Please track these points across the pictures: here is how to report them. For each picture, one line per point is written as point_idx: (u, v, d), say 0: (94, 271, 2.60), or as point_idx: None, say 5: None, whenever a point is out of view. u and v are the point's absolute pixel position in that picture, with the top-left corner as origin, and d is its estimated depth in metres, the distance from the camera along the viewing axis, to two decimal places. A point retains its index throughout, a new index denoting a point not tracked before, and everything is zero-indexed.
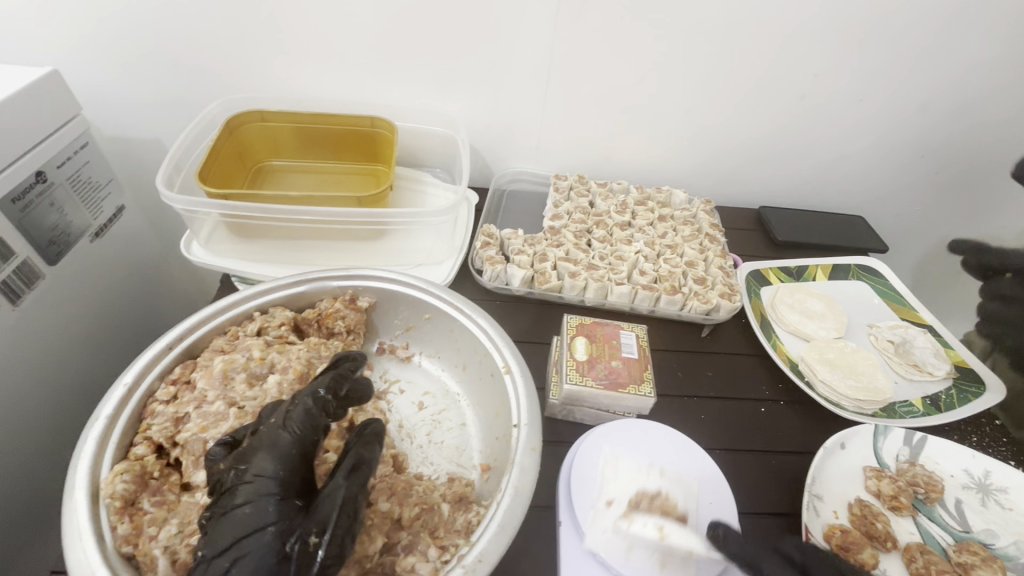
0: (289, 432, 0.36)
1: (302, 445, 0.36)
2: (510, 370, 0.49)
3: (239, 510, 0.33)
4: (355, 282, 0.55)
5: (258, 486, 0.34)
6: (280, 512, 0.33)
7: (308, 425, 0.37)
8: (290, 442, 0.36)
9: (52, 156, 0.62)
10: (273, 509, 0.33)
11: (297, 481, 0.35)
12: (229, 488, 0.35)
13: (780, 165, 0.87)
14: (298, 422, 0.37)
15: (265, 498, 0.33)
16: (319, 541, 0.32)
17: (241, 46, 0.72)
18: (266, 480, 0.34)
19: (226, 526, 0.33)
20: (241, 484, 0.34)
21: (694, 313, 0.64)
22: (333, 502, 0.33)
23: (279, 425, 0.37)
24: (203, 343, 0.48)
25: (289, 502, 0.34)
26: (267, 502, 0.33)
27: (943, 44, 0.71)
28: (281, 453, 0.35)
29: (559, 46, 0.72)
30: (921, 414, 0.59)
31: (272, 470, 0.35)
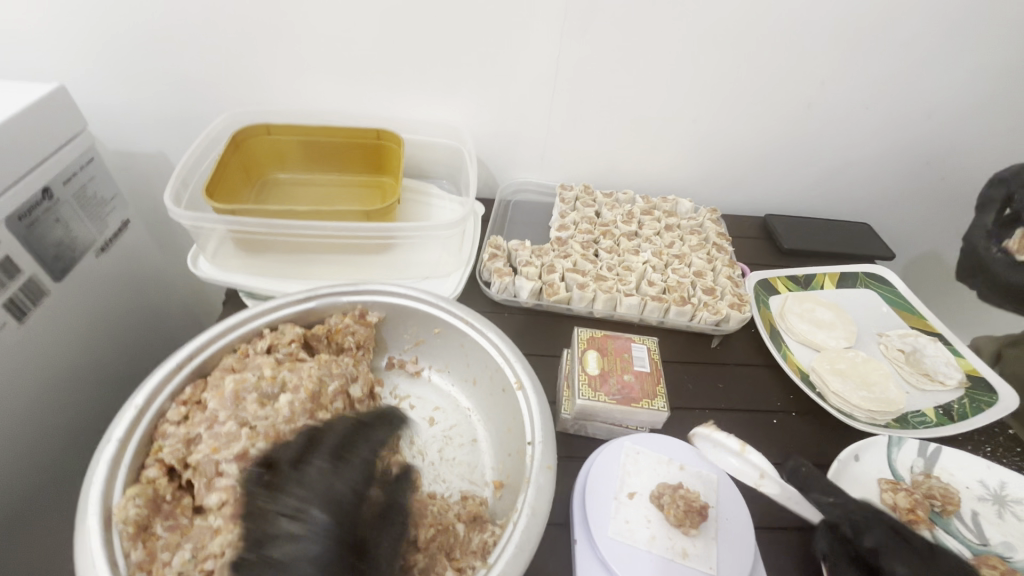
0: (347, 480, 0.37)
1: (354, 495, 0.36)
2: (522, 386, 0.48)
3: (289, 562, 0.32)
4: (364, 297, 0.55)
5: (310, 537, 0.33)
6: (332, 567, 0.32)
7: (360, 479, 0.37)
8: (343, 491, 0.36)
9: (58, 172, 0.62)
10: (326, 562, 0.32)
11: (348, 535, 0.34)
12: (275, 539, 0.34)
13: (785, 173, 0.86)
14: (353, 474, 0.37)
15: (316, 548, 0.33)
16: None
17: (248, 61, 0.72)
18: (320, 533, 0.33)
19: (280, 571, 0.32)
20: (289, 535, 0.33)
21: (703, 323, 0.64)
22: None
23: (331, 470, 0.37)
24: (213, 361, 0.48)
25: (341, 557, 0.33)
26: (322, 550, 0.33)
27: (949, 51, 0.72)
28: (335, 500, 0.35)
29: (565, 56, 0.72)
30: (934, 424, 0.59)
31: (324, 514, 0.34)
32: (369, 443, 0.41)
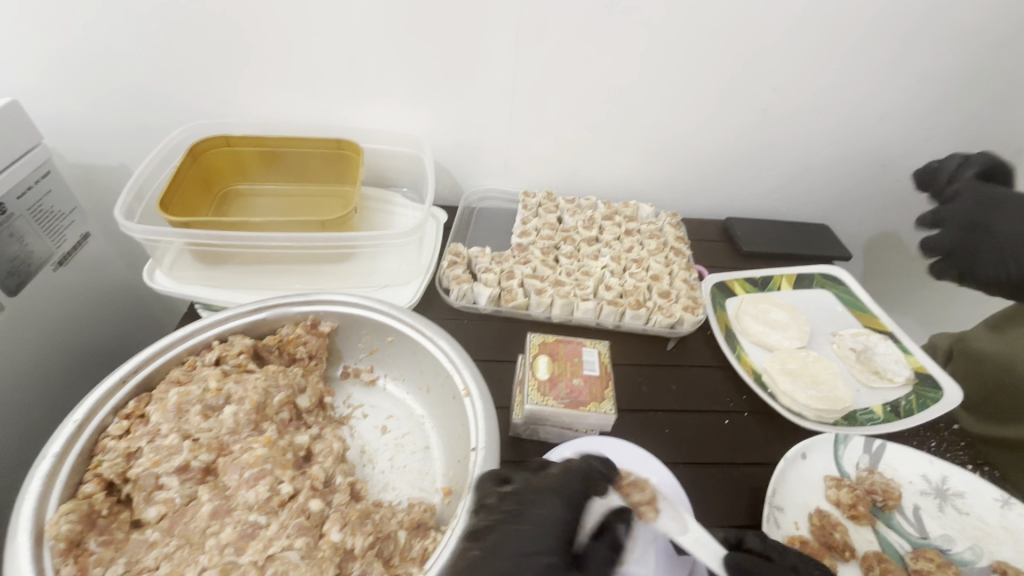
0: (575, 484, 0.39)
1: (585, 494, 0.40)
2: (469, 393, 0.49)
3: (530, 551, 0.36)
4: (316, 307, 0.55)
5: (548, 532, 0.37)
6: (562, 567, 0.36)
7: (587, 480, 0.40)
8: (577, 494, 0.39)
9: (12, 186, 0.62)
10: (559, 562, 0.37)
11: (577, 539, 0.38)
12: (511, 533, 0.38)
13: (745, 176, 0.88)
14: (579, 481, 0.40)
15: (552, 544, 0.37)
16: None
17: (208, 72, 0.72)
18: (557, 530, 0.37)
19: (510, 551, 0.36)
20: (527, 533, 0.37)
21: (658, 326, 0.65)
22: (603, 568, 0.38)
23: (567, 475, 0.40)
24: (161, 374, 0.48)
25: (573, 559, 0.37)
26: (553, 546, 0.37)
27: (895, 57, 0.74)
28: (571, 503, 0.39)
29: (523, 65, 0.73)
30: (881, 421, 0.60)
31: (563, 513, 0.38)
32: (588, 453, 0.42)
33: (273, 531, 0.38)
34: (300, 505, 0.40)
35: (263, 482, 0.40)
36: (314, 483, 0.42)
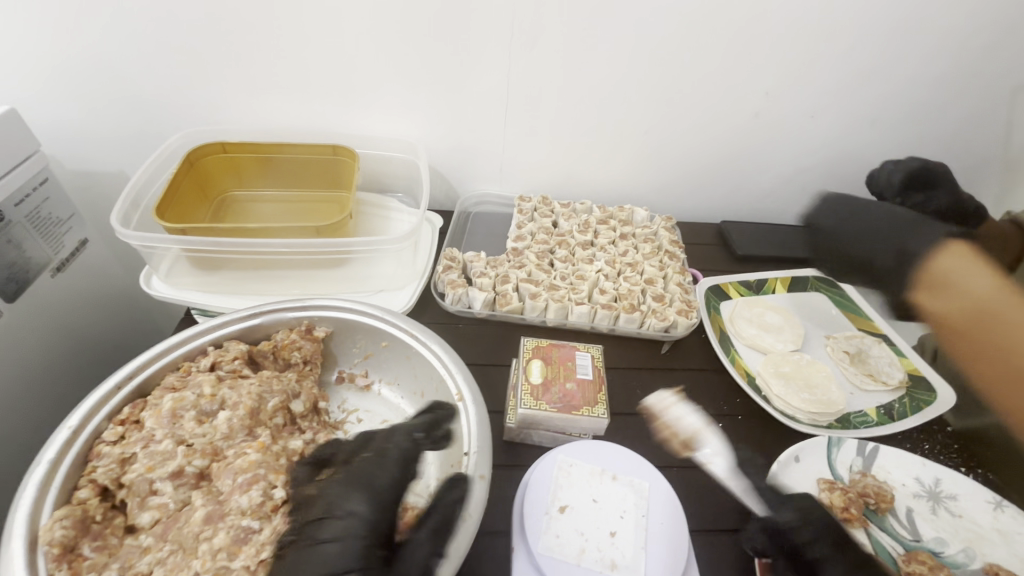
0: (387, 473, 0.39)
1: (398, 484, 0.39)
2: (462, 398, 0.49)
3: (324, 547, 0.35)
4: (311, 312, 0.56)
5: (347, 524, 0.36)
6: (366, 563, 0.35)
7: (405, 464, 0.40)
8: (384, 484, 0.39)
9: (10, 193, 0.62)
10: (359, 555, 0.35)
11: (384, 528, 0.37)
12: (312, 521, 0.37)
13: (739, 180, 0.88)
14: (392, 463, 0.40)
15: (354, 540, 0.35)
16: None
17: (205, 80, 0.73)
18: (357, 520, 0.36)
19: (309, 556, 0.35)
20: (328, 520, 0.36)
21: (652, 330, 0.66)
22: (417, 560, 0.36)
23: (375, 462, 0.40)
24: (156, 380, 0.48)
25: (374, 551, 0.36)
26: (354, 544, 0.35)
27: (884, 62, 0.75)
28: (377, 496, 0.38)
29: (517, 71, 0.74)
30: (874, 424, 0.60)
31: (363, 508, 0.37)
32: (406, 429, 0.43)
33: (266, 535, 0.38)
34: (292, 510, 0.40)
35: (256, 487, 0.40)
36: None
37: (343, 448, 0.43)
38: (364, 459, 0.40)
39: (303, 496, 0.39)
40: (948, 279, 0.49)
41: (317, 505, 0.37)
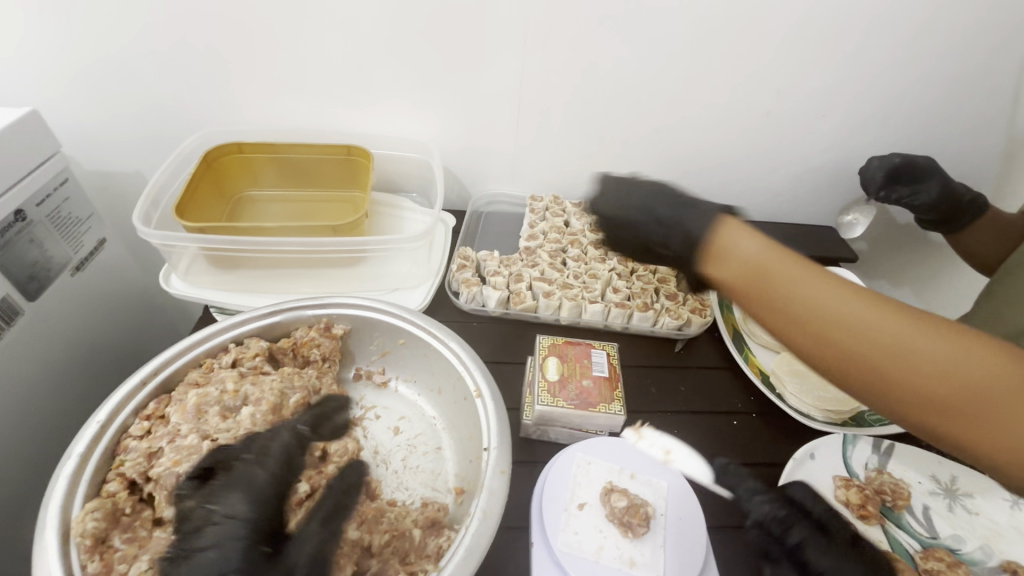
0: (266, 471, 0.40)
1: (277, 483, 0.40)
2: (481, 394, 0.50)
3: (205, 552, 0.35)
4: (329, 310, 0.56)
5: (229, 526, 0.37)
6: (251, 558, 0.35)
7: (286, 461, 0.42)
8: (267, 482, 0.40)
9: (31, 194, 0.63)
10: (240, 553, 0.35)
11: (267, 525, 0.38)
12: (196, 529, 0.37)
13: (750, 179, 0.89)
14: (274, 459, 0.41)
15: (233, 541, 0.36)
16: None
17: (220, 82, 0.74)
18: (237, 521, 0.37)
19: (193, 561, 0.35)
20: (209, 525, 0.37)
21: (665, 328, 0.66)
22: (304, 552, 0.37)
23: (260, 466, 0.41)
24: (179, 376, 0.49)
25: (257, 548, 0.36)
26: (235, 544, 0.36)
27: (895, 62, 0.75)
28: (256, 495, 0.39)
29: (528, 72, 0.74)
30: (891, 422, 0.59)
31: (249, 510, 0.38)
32: (290, 425, 0.45)
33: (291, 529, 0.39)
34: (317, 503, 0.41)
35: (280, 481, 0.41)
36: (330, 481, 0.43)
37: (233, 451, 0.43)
38: (237, 462, 0.41)
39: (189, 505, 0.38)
40: (739, 237, 0.43)
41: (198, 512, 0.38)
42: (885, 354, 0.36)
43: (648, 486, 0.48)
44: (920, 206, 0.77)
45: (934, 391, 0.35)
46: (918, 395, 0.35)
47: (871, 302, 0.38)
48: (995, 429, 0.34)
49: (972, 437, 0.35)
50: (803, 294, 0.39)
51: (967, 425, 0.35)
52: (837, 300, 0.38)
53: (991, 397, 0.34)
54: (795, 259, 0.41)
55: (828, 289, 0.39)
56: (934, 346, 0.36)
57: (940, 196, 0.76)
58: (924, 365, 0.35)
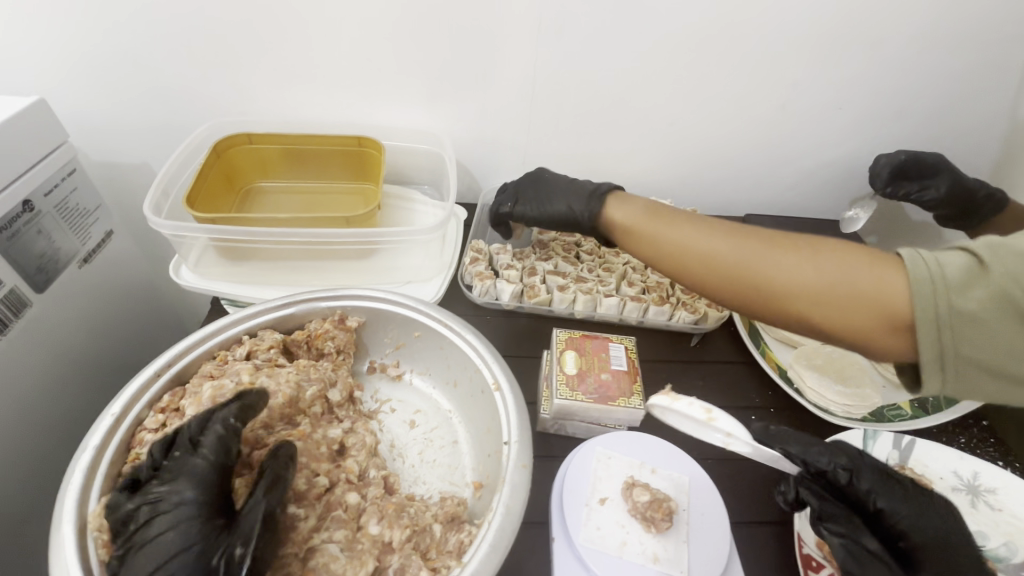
0: (200, 459, 0.36)
1: (218, 468, 0.37)
2: (499, 387, 0.49)
3: (158, 539, 0.33)
4: (343, 302, 0.55)
5: (175, 513, 0.34)
6: (202, 535, 0.33)
7: (218, 445, 0.37)
8: (206, 464, 0.36)
9: (39, 184, 0.63)
10: (195, 531, 0.33)
11: (218, 502, 0.35)
12: (142, 524, 0.34)
13: (764, 173, 0.88)
14: (210, 447, 0.37)
15: (185, 523, 0.34)
16: (244, 552, 0.32)
17: (227, 71, 0.73)
18: (185, 507, 0.34)
19: (144, 554, 0.33)
20: (154, 517, 0.34)
21: (682, 322, 0.65)
22: (256, 516, 0.34)
23: (190, 450, 0.37)
24: (192, 369, 0.48)
25: (211, 523, 0.34)
26: (188, 525, 0.33)
27: (914, 53, 0.73)
28: (200, 478, 0.36)
29: (542, 62, 0.73)
30: (909, 417, 0.59)
31: (192, 492, 0.35)
32: (218, 414, 0.39)
33: (311, 523, 0.38)
34: (337, 498, 0.40)
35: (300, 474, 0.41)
36: (349, 476, 0.43)
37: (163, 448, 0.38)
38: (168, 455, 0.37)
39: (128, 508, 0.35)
40: (634, 201, 0.62)
41: (138, 509, 0.35)
42: (752, 263, 0.48)
43: (669, 482, 0.47)
44: (930, 202, 0.79)
45: (794, 286, 0.46)
46: (785, 292, 0.46)
47: (739, 232, 0.51)
48: (851, 305, 0.43)
49: (840, 317, 0.44)
50: (686, 232, 0.54)
51: (831, 309, 0.44)
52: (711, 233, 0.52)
53: (840, 283, 0.44)
54: (682, 215, 0.56)
55: (706, 229, 0.53)
56: (789, 253, 0.47)
57: (951, 190, 0.78)
58: (784, 269, 0.46)
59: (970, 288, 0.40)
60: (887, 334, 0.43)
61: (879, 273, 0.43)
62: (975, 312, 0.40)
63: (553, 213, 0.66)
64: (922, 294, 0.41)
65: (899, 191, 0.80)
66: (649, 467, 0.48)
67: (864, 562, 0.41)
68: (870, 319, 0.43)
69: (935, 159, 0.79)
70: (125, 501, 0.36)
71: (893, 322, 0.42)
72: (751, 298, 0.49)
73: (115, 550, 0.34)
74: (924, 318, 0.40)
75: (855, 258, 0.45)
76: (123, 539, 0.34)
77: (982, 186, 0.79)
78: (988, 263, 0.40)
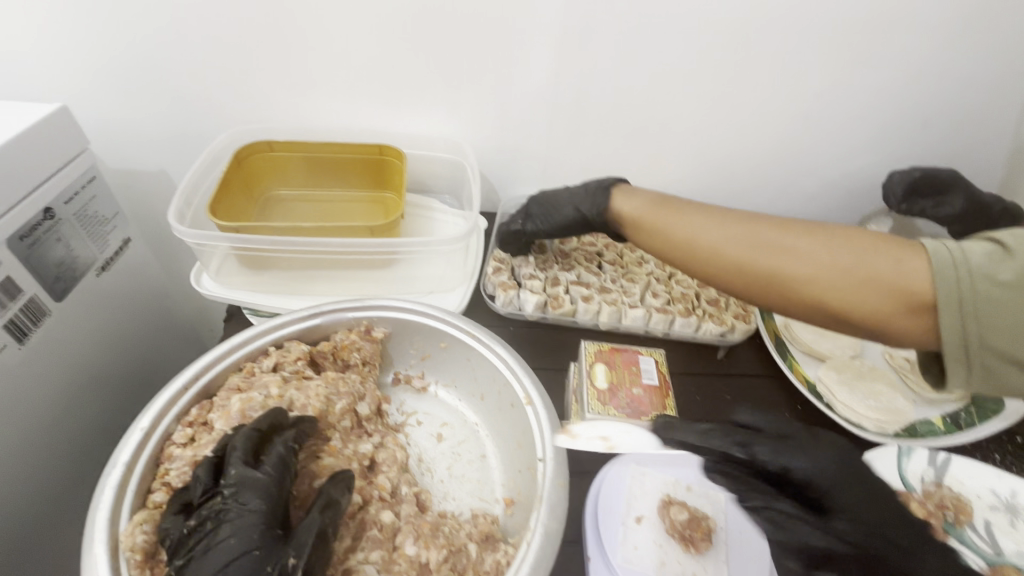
0: (264, 473, 0.38)
1: (281, 482, 0.38)
2: (531, 402, 0.48)
3: (223, 543, 0.35)
4: (370, 312, 0.54)
5: (241, 522, 0.35)
6: (264, 540, 0.35)
7: (281, 463, 0.39)
8: (268, 480, 0.38)
9: (59, 192, 0.62)
10: (257, 536, 0.35)
11: (279, 513, 0.37)
12: (206, 531, 0.36)
13: (785, 184, 0.87)
14: (273, 464, 0.39)
15: (249, 529, 0.35)
16: (297, 561, 0.34)
17: (248, 79, 0.72)
18: (251, 515, 0.36)
19: (208, 560, 0.34)
20: (221, 523, 0.36)
21: (708, 334, 0.64)
22: (310, 530, 0.35)
23: (249, 466, 0.38)
24: (219, 382, 0.47)
25: (271, 531, 0.36)
26: (252, 531, 0.35)
27: (939, 64, 0.73)
28: (267, 490, 0.37)
29: (564, 71, 0.73)
30: (942, 434, 0.58)
31: (259, 503, 0.36)
32: (281, 438, 0.41)
33: (346, 544, 0.38)
34: (371, 517, 0.40)
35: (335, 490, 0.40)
36: (382, 493, 0.42)
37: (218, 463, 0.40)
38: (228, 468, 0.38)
39: (189, 526, 0.36)
40: (635, 191, 0.61)
41: (202, 522, 0.36)
42: (762, 249, 0.48)
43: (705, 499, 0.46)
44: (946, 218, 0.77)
45: (805, 270, 0.45)
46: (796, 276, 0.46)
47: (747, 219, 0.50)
48: (868, 288, 0.42)
49: (857, 301, 0.43)
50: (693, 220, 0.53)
51: (844, 290, 0.43)
52: (717, 221, 0.51)
53: (854, 265, 0.43)
54: (686, 204, 0.56)
55: (709, 218, 0.53)
56: (800, 238, 0.47)
57: (965, 207, 0.76)
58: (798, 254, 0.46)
59: (994, 271, 0.40)
60: (909, 316, 0.42)
61: (895, 254, 0.43)
62: (995, 295, 0.40)
63: (562, 220, 0.66)
64: (947, 278, 0.40)
65: (914, 207, 0.78)
66: (683, 483, 0.47)
67: (783, 526, 0.41)
68: (887, 302, 0.42)
69: (950, 175, 0.76)
70: (177, 528, 0.36)
71: (912, 303, 0.41)
72: (761, 284, 0.48)
73: (175, 562, 0.35)
74: (946, 297, 0.40)
75: (870, 241, 0.44)
76: (184, 552, 0.35)
77: (997, 202, 0.78)
78: (1013, 248, 0.41)
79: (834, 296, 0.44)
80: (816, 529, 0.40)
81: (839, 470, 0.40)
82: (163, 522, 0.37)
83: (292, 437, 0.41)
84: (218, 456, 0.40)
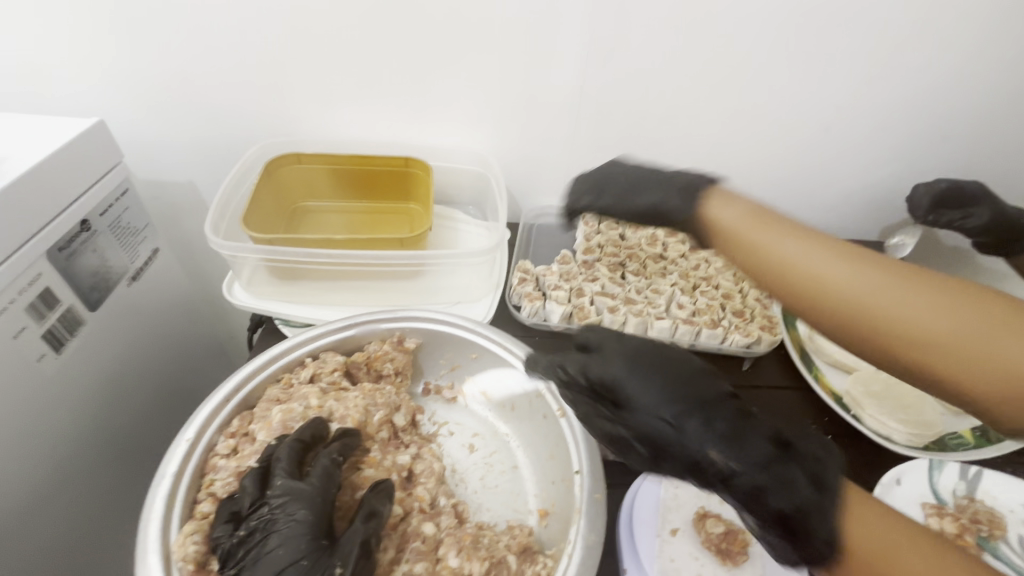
0: (310, 484, 0.39)
1: (326, 492, 0.39)
2: (566, 414, 0.48)
3: (272, 552, 0.35)
4: (402, 323, 0.55)
5: (289, 532, 0.36)
6: (310, 550, 0.36)
7: (327, 474, 0.40)
8: (312, 490, 0.39)
9: (95, 204, 0.63)
10: (303, 545, 0.36)
11: (325, 523, 0.38)
12: (257, 540, 0.37)
13: (805, 195, 0.87)
14: (318, 476, 0.39)
15: (296, 538, 0.36)
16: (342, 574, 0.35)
17: (278, 92, 0.74)
18: (298, 525, 0.37)
19: (259, 569, 0.35)
20: (269, 533, 0.36)
21: (734, 346, 0.64)
22: (354, 540, 0.36)
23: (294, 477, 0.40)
24: (258, 393, 0.48)
25: (317, 542, 0.36)
26: (299, 539, 0.36)
27: (962, 76, 0.73)
28: (312, 500, 0.38)
29: (588, 85, 0.74)
30: (972, 446, 0.57)
31: (301, 513, 0.37)
32: (326, 451, 0.42)
33: (390, 555, 0.39)
34: (413, 529, 0.41)
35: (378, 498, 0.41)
36: (422, 504, 0.43)
37: (263, 474, 0.41)
38: (274, 479, 0.39)
39: (236, 537, 0.37)
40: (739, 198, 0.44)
41: (251, 532, 0.37)
42: (878, 301, 0.34)
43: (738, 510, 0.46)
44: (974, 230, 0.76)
45: (929, 339, 0.32)
46: (911, 345, 0.33)
47: (836, 242, 0.38)
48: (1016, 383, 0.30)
49: (994, 394, 0.31)
50: (775, 237, 0.39)
51: (983, 376, 0.31)
52: (818, 252, 0.37)
53: (987, 341, 0.31)
54: (786, 219, 0.40)
55: (805, 243, 0.38)
56: (932, 296, 0.33)
57: (993, 219, 0.75)
58: (921, 316, 0.33)
59: None
60: None
61: None
62: None
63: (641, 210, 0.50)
64: None
65: (941, 219, 0.78)
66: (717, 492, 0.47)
67: (596, 425, 0.43)
68: None
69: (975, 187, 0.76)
70: (228, 537, 0.37)
71: None
72: (861, 342, 0.35)
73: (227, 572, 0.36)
74: None
75: None
76: (234, 562, 0.36)
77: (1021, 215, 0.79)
78: None
79: (938, 362, 0.32)
80: (615, 421, 0.42)
81: (625, 368, 0.41)
82: (213, 531, 0.38)
83: (336, 449, 0.42)
84: (264, 466, 0.41)
